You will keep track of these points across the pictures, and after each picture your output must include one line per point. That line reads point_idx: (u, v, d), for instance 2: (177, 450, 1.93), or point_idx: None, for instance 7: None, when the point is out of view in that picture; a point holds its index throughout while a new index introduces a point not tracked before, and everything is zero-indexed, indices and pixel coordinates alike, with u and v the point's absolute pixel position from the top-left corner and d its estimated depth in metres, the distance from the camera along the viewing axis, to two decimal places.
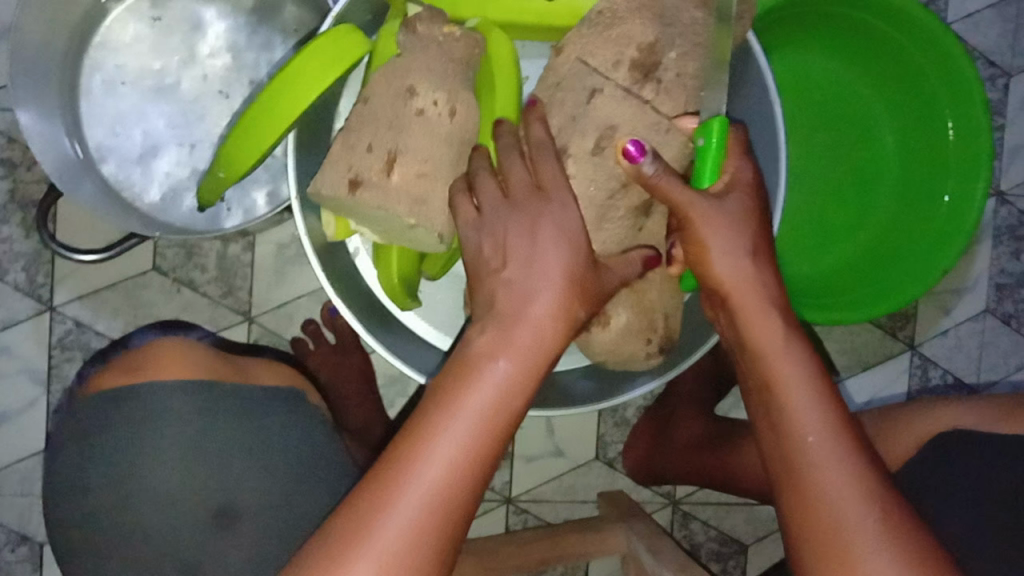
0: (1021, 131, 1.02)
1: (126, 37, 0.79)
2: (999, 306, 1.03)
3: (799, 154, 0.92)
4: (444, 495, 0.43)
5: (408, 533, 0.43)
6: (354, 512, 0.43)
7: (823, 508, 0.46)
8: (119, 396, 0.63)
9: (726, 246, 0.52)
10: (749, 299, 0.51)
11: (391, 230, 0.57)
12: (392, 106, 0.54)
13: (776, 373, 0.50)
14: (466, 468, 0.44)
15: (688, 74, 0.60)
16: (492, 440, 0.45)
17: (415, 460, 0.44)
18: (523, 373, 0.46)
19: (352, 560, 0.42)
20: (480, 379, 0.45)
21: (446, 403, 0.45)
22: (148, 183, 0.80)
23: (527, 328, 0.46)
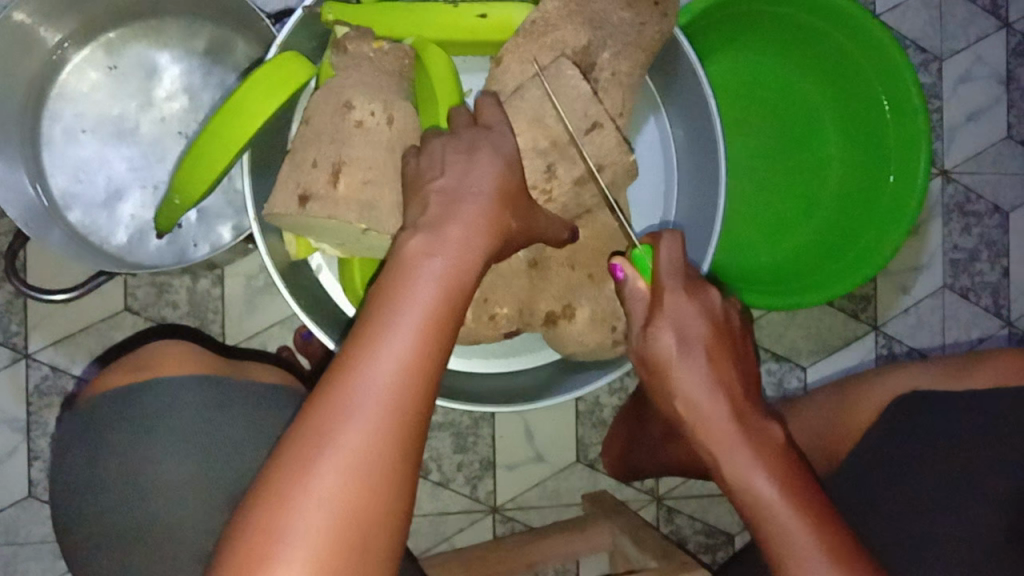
0: (957, 112, 1.06)
1: (84, 87, 0.82)
2: (956, 281, 1.06)
3: (749, 150, 0.94)
4: (406, 378, 0.44)
5: (373, 432, 0.43)
6: (320, 404, 0.44)
7: (764, 520, 0.49)
8: (128, 393, 0.62)
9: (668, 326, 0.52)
10: (710, 421, 0.51)
11: (348, 240, 0.60)
12: (332, 122, 0.57)
13: (749, 490, 0.50)
14: (417, 361, 0.45)
15: (622, 72, 0.65)
16: (444, 326, 0.47)
17: (365, 361, 0.44)
18: (456, 267, 0.49)
19: (323, 445, 0.42)
20: (414, 271, 0.48)
21: (386, 298, 0.47)
22: (113, 226, 0.82)
23: (455, 233, 0.50)
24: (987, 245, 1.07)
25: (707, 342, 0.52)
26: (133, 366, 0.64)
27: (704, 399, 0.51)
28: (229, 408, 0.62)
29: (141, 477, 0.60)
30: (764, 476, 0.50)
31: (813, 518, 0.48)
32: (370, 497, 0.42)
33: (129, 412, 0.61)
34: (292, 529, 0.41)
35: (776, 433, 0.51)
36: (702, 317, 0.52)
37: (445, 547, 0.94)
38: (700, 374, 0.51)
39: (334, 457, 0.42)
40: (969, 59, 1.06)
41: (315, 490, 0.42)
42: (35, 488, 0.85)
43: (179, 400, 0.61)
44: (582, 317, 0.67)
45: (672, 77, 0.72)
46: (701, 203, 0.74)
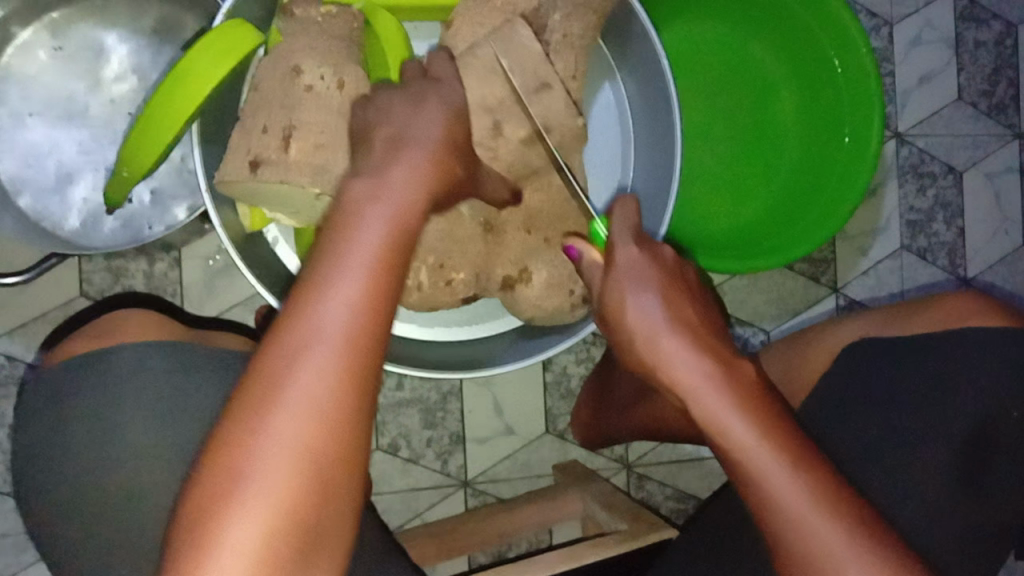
0: (909, 75, 1.08)
1: (29, 69, 0.79)
2: (913, 242, 1.08)
3: (704, 118, 0.95)
4: (356, 319, 0.44)
5: (327, 374, 0.43)
6: (272, 350, 0.44)
7: (742, 460, 0.48)
8: (86, 363, 0.60)
9: (637, 301, 0.51)
10: (674, 359, 0.50)
11: (302, 207, 0.60)
12: (281, 87, 0.56)
13: (727, 433, 0.48)
14: (368, 301, 0.44)
15: (574, 34, 0.65)
16: (393, 266, 0.46)
17: (317, 303, 0.44)
18: (402, 209, 0.48)
19: (276, 391, 0.42)
20: (361, 213, 0.47)
21: (334, 242, 0.46)
22: (66, 211, 0.80)
23: (402, 175, 0.49)
24: (942, 206, 1.09)
25: (663, 285, 0.51)
26: (90, 337, 0.62)
27: (667, 340, 0.50)
28: (194, 373, 0.61)
29: (108, 448, 0.59)
30: (739, 414, 0.48)
31: (791, 452, 0.47)
32: (328, 439, 0.42)
33: (89, 386, 0.60)
34: (250, 474, 0.41)
35: (747, 370, 0.50)
36: (655, 265, 0.53)
37: (417, 523, 0.94)
38: (658, 312, 0.51)
39: (289, 401, 0.42)
40: (919, 23, 1.07)
41: (272, 436, 0.42)
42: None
43: (144, 369, 0.60)
44: (540, 280, 0.67)
45: (623, 41, 0.73)
46: (658, 165, 0.74)
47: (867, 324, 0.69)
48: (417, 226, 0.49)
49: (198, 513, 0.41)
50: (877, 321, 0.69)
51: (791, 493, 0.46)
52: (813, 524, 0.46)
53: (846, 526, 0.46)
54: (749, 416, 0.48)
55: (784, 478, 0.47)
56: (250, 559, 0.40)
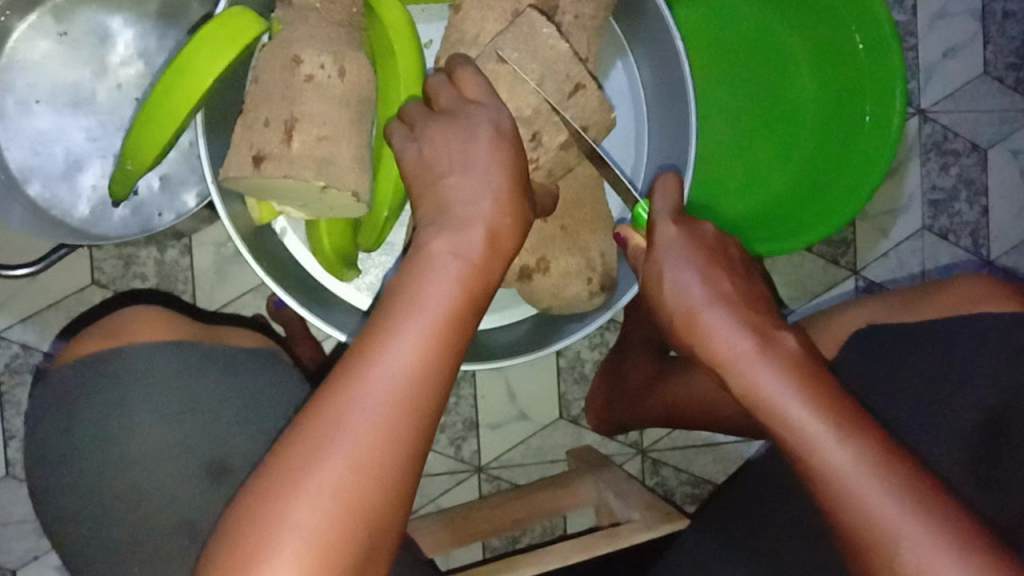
0: (933, 49, 1.04)
1: (34, 56, 0.78)
2: (935, 222, 1.06)
3: (722, 95, 0.93)
4: (418, 380, 0.44)
5: (381, 429, 0.43)
6: (332, 394, 0.44)
7: (801, 441, 0.43)
8: (99, 359, 0.60)
9: (677, 269, 0.51)
10: (720, 332, 0.48)
11: (310, 200, 0.58)
12: (281, 79, 0.55)
13: (779, 410, 0.44)
14: (429, 366, 0.45)
15: (586, 15, 0.64)
16: (455, 329, 0.46)
17: (383, 356, 0.44)
18: (472, 263, 0.48)
19: (332, 440, 0.42)
20: (431, 266, 0.47)
21: (402, 296, 0.46)
22: (75, 199, 0.79)
23: (471, 224, 0.48)
24: (965, 185, 1.06)
25: (701, 261, 0.51)
26: (104, 334, 0.62)
27: (708, 315, 0.48)
28: (210, 373, 0.61)
29: (126, 446, 0.59)
30: (795, 390, 0.44)
31: (853, 418, 0.43)
32: (378, 492, 0.42)
33: (102, 383, 0.60)
34: (295, 518, 0.41)
35: (788, 342, 0.47)
36: (692, 244, 0.52)
37: (431, 508, 0.94)
38: (696, 285, 0.50)
39: (343, 450, 0.42)
40: None
41: (322, 481, 0.41)
42: (13, 470, 0.85)
43: (162, 368, 0.60)
44: (556, 268, 0.66)
45: (636, 21, 0.71)
46: (670, 148, 0.73)
47: (875, 309, 0.68)
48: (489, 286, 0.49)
49: (240, 549, 0.41)
50: (881, 307, 0.68)
51: (855, 464, 0.42)
52: (876, 492, 0.41)
53: (918, 499, 0.41)
54: (806, 391, 0.44)
55: (843, 443, 0.42)
56: None
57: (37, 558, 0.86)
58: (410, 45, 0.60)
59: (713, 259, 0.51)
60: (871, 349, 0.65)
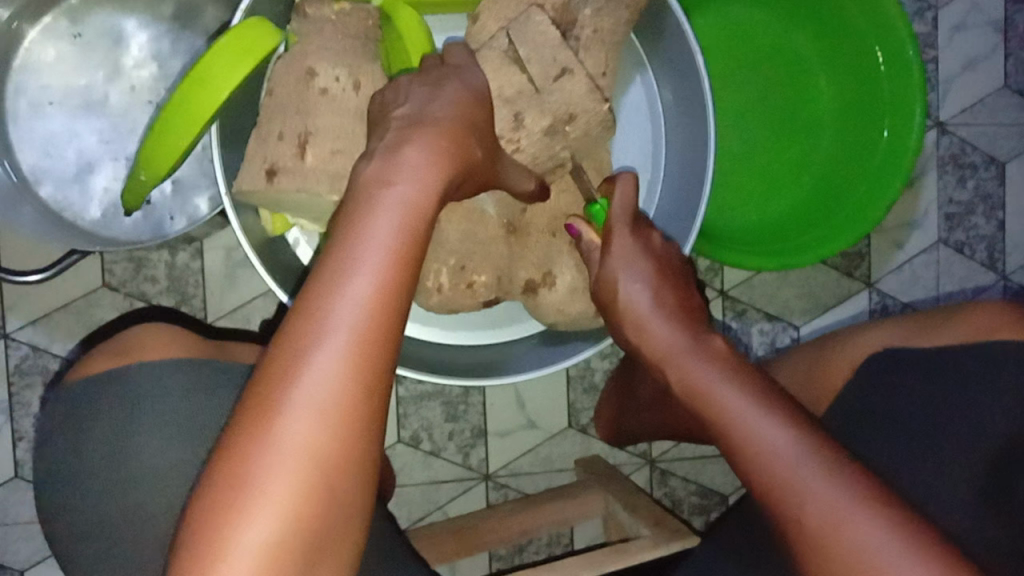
0: (953, 60, 1.03)
1: (47, 58, 0.78)
2: (951, 236, 1.04)
3: (739, 104, 0.92)
4: (373, 315, 0.43)
5: (338, 373, 0.42)
6: (286, 342, 0.42)
7: (722, 412, 0.49)
8: (105, 379, 0.60)
9: (628, 274, 0.57)
10: (660, 330, 0.55)
11: (323, 214, 0.58)
12: (296, 91, 0.55)
13: (708, 391, 0.51)
14: (380, 301, 0.43)
15: (604, 29, 0.62)
16: (405, 261, 0.45)
17: (320, 319, 0.42)
18: (421, 197, 0.47)
19: (289, 392, 0.41)
20: (379, 201, 0.46)
21: (350, 230, 0.45)
22: (86, 202, 0.79)
23: (411, 174, 0.47)
24: (982, 198, 1.05)
25: (652, 273, 0.57)
26: (111, 354, 0.62)
27: (653, 322, 0.55)
28: (215, 391, 0.61)
29: (136, 457, 0.59)
30: (720, 375, 0.51)
31: (767, 394, 0.49)
32: (341, 437, 0.41)
33: (108, 403, 0.60)
34: (262, 473, 0.40)
35: (718, 344, 0.54)
36: (647, 255, 0.58)
37: (438, 515, 0.94)
38: (648, 298, 0.56)
39: (303, 400, 0.41)
40: (965, 6, 1.03)
41: (284, 433, 0.41)
42: (21, 471, 0.85)
43: (169, 381, 0.60)
44: (563, 284, 0.65)
45: (654, 33, 0.70)
46: (687, 161, 0.72)
47: (892, 331, 0.66)
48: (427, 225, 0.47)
49: (199, 537, 0.40)
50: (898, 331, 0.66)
51: (764, 427, 0.47)
52: (778, 447, 0.46)
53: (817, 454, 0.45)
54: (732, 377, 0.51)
55: (751, 409, 0.48)
56: (266, 554, 0.40)
57: (45, 558, 0.86)
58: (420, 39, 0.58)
59: (665, 272, 0.58)
60: (887, 370, 0.64)
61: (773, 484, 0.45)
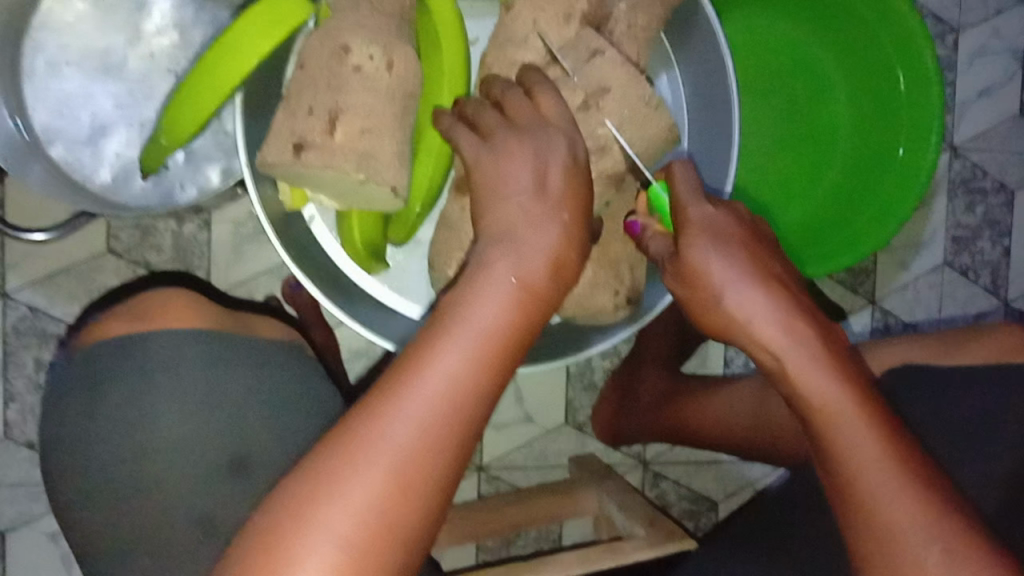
0: (970, 85, 1.03)
1: (68, 17, 0.76)
2: (956, 259, 1.05)
3: (758, 115, 0.93)
4: (460, 400, 0.43)
5: (420, 444, 0.42)
6: (376, 401, 0.43)
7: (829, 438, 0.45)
8: (126, 344, 0.60)
9: (719, 260, 0.49)
10: (763, 326, 0.47)
11: (345, 191, 0.58)
12: (328, 67, 0.54)
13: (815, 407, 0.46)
14: (471, 388, 0.44)
15: (639, 25, 0.64)
16: (501, 356, 0.45)
17: (412, 388, 0.43)
18: (533, 288, 0.47)
19: (370, 448, 0.42)
20: (490, 280, 0.46)
21: (455, 313, 0.46)
22: (98, 165, 0.78)
23: (536, 251, 0.48)
24: (989, 224, 1.05)
25: (742, 243, 0.50)
26: (133, 317, 0.62)
27: (755, 313, 0.48)
28: (238, 367, 0.61)
29: (146, 426, 0.58)
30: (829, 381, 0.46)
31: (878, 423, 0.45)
32: (411, 503, 0.42)
33: (127, 368, 0.59)
34: (327, 521, 0.40)
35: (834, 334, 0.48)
36: (733, 226, 0.51)
37: None
38: (758, 300, 0.48)
39: (381, 460, 0.41)
40: (986, 32, 1.03)
41: (356, 486, 0.41)
42: (11, 431, 0.84)
43: (185, 355, 0.60)
44: (583, 279, 0.65)
45: (685, 34, 0.71)
46: (708, 164, 0.72)
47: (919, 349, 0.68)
48: (547, 308, 0.49)
49: (270, 541, 0.41)
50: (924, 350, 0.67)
51: (872, 468, 0.44)
52: (890, 499, 0.43)
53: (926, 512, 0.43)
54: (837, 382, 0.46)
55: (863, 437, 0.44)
56: None
57: (28, 522, 0.85)
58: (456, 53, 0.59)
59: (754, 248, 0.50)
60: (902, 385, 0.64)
61: (880, 542, 0.43)
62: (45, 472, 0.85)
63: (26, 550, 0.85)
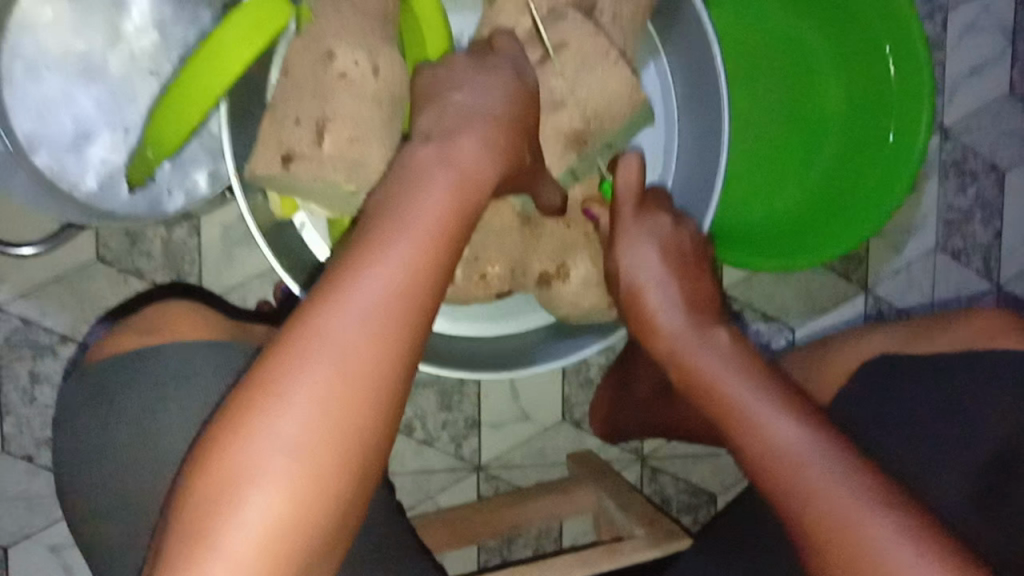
0: (960, 65, 1.03)
1: (45, 18, 0.75)
2: (949, 243, 1.05)
3: (748, 104, 0.92)
4: (400, 290, 0.44)
5: (364, 335, 0.42)
6: (315, 302, 0.43)
7: (799, 475, 0.48)
8: (135, 360, 0.59)
9: (658, 291, 0.60)
10: (733, 390, 0.54)
11: (334, 201, 0.57)
12: (313, 74, 0.54)
13: (780, 452, 0.50)
14: (413, 280, 0.44)
15: (625, 15, 0.63)
16: (441, 251, 0.46)
17: (353, 284, 0.43)
18: (460, 191, 0.49)
19: (313, 344, 0.42)
20: (423, 181, 0.48)
21: (389, 212, 0.46)
22: (82, 171, 0.76)
23: (466, 154, 0.50)
24: (981, 206, 1.05)
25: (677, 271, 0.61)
26: (143, 331, 0.61)
27: (723, 378, 0.55)
28: (244, 374, 0.59)
29: (151, 435, 0.57)
30: (788, 421, 0.51)
31: (846, 455, 0.48)
32: (363, 399, 0.42)
33: (135, 384, 0.58)
34: (279, 418, 0.41)
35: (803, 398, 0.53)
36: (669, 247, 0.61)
37: (429, 505, 0.94)
38: (732, 372, 0.55)
39: (327, 355, 0.42)
40: (975, 10, 1.02)
41: (304, 382, 0.41)
42: (8, 444, 0.83)
43: (188, 361, 0.59)
44: (577, 277, 0.65)
45: (671, 20, 0.70)
46: (700, 153, 0.72)
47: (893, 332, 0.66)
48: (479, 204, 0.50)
49: (232, 435, 0.41)
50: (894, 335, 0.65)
51: (842, 491, 0.46)
52: (862, 518, 0.45)
53: (898, 524, 0.44)
54: (794, 421, 0.51)
55: (825, 465, 0.48)
56: (276, 513, 0.40)
57: (28, 534, 0.85)
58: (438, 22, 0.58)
59: (700, 302, 0.60)
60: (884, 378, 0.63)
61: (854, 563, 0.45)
62: (43, 484, 0.84)
63: (27, 563, 0.85)
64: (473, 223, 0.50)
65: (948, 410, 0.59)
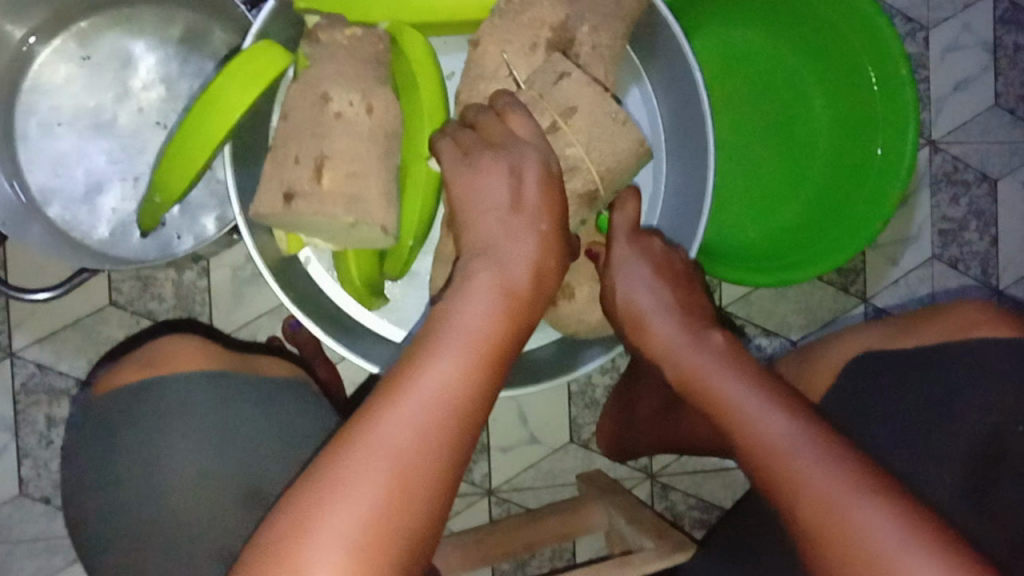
0: (945, 79, 1.05)
1: (58, 79, 0.79)
2: (945, 252, 1.06)
3: (739, 126, 0.93)
4: (453, 401, 0.45)
5: (421, 434, 0.43)
6: (370, 410, 0.44)
7: (801, 483, 0.44)
8: (137, 393, 0.61)
9: (648, 298, 0.62)
10: (733, 394, 0.51)
11: (337, 233, 0.60)
12: (310, 116, 0.56)
13: (787, 462, 0.45)
14: (465, 387, 0.46)
15: (603, 45, 0.66)
16: (491, 360, 0.48)
17: (406, 390, 0.45)
18: (511, 304, 0.50)
19: (368, 445, 0.43)
20: (475, 292, 0.50)
21: (441, 325, 0.49)
22: (95, 221, 0.80)
23: (515, 258, 0.53)
24: (975, 215, 1.07)
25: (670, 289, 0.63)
26: (142, 363, 0.64)
27: (717, 378, 0.53)
28: (247, 403, 0.63)
29: (162, 463, 0.60)
30: (793, 424, 0.47)
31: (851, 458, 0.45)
32: (421, 493, 0.42)
33: (140, 417, 0.61)
34: (332, 515, 0.41)
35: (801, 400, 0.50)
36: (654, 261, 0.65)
37: (441, 532, 0.95)
38: (736, 381, 0.52)
39: (382, 451, 0.42)
40: (956, 26, 1.05)
41: (359, 478, 0.42)
42: (27, 487, 0.85)
43: (193, 389, 0.62)
44: (581, 296, 0.68)
45: (653, 50, 0.73)
46: (688, 174, 0.75)
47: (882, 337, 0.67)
48: (528, 313, 0.52)
49: (284, 540, 0.41)
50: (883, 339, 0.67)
51: (853, 498, 0.42)
52: (867, 520, 0.42)
53: (903, 523, 0.41)
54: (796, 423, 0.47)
55: (830, 469, 0.44)
56: None
57: None
58: (433, 71, 0.62)
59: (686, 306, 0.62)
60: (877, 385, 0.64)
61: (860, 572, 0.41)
62: (62, 525, 0.86)
63: None
64: (524, 334, 0.52)
65: (938, 411, 0.60)
